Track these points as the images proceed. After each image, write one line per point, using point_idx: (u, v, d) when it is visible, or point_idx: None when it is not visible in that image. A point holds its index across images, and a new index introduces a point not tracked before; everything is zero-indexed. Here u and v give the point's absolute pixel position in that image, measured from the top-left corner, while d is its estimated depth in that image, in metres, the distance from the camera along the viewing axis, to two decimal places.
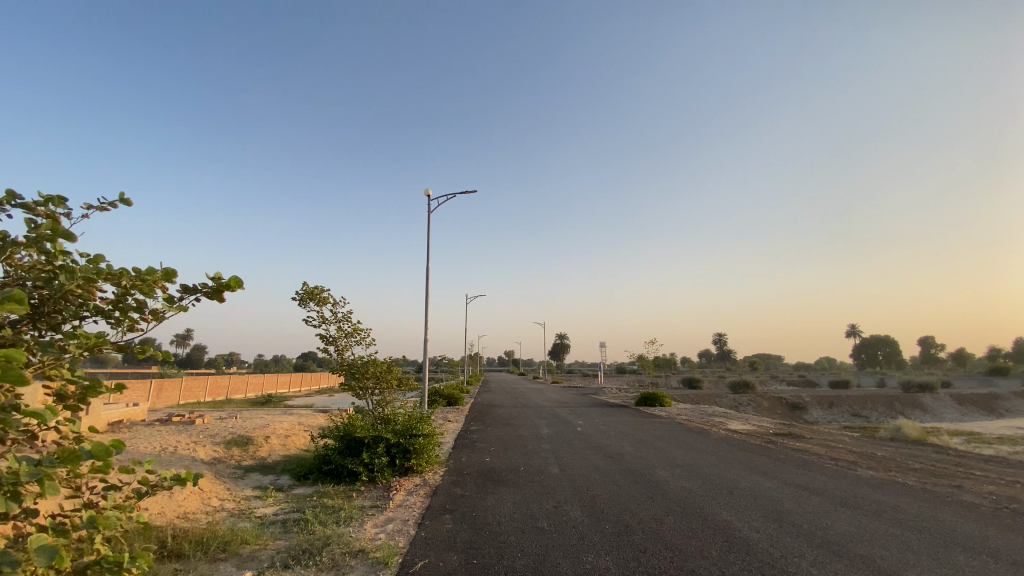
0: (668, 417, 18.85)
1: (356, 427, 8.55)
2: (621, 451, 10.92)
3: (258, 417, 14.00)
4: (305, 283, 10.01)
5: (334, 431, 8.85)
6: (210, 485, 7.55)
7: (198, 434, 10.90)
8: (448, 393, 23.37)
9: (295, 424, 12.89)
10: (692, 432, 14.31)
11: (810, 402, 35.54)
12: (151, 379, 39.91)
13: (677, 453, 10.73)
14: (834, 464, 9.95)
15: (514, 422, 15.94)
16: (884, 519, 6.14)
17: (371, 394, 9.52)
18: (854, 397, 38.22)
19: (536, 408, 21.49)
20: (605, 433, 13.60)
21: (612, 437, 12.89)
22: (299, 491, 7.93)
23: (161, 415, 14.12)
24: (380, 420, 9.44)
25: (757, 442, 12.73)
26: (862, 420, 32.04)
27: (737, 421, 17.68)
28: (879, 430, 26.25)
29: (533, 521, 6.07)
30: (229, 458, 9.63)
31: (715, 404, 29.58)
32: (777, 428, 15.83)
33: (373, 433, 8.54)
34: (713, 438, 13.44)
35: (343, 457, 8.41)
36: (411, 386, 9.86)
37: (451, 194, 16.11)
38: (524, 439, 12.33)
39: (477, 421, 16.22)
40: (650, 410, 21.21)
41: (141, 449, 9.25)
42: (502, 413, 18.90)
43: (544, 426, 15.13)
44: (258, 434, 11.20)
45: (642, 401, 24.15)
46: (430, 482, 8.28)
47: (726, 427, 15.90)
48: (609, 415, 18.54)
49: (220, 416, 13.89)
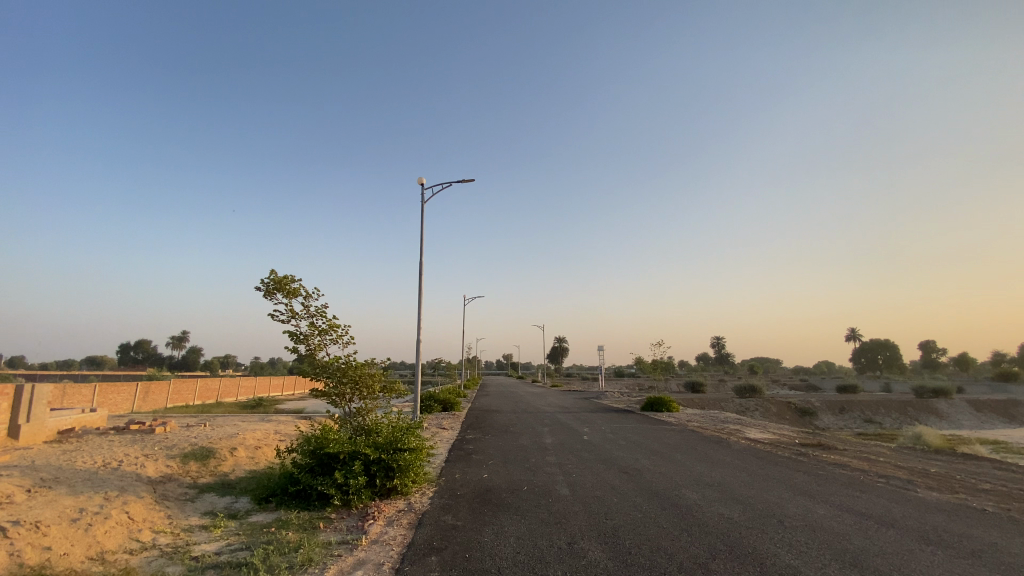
0: (679, 424, 17.56)
1: (329, 440, 7.22)
2: (637, 465, 9.55)
3: (230, 424, 12.61)
4: (273, 273, 8.70)
5: (304, 445, 7.51)
6: (145, 514, 6.17)
7: (152, 446, 9.51)
8: (443, 397, 22.06)
9: (268, 433, 11.50)
10: (712, 442, 12.97)
11: (820, 407, 34.32)
12: (138, 382, 38.72)
13: (703, 468, 9.38)
14: (886, 484, 8.66)
15: (514, 430, 14.61)
16: (993, 567, 4.80)
17: (349, 402, 8.17)
18: (866, 402, 36.99)
19: (536, 414, 20.16)
20: (615, 443, 12.29)
21: (625, 448, 11.54)
22: (256, 518, 6.58)
23: (122, 420, 12.72)
24: (361, 432, 8.07)
25: (786, 454, 11.44)
26: (874, 427, 30.82)
27: (755, 429, 16.41)
28: (896, 438, 25.03)
29: (544, 567, 4.74)
30: (183, 475, 8.26)
31: (724, 409, 28.35)
32: (802, 439, 14.51)
33: (349, 448, 7.21)
34: (736, 449, 12.11)
35: (313, 477, 7.08)
36: (395, 392, 8.50)
37: (448, 184, 16.67)
38: (526, 451, 10.99)
39: (474, 429, 14.89)
40: (659, 416, 19.95)
41: (78, 464, 7.88)
42: (500, 419, 17.60)
43: (547, 434, 13.78)
44: (223, 445, 9.81)
45: (648, 407, 22.86)
46: (416, 507, 6.94)
47: (745, 436, 14.60)
48: (616, 422, 17.24)
49: (188, 423, 12.50)
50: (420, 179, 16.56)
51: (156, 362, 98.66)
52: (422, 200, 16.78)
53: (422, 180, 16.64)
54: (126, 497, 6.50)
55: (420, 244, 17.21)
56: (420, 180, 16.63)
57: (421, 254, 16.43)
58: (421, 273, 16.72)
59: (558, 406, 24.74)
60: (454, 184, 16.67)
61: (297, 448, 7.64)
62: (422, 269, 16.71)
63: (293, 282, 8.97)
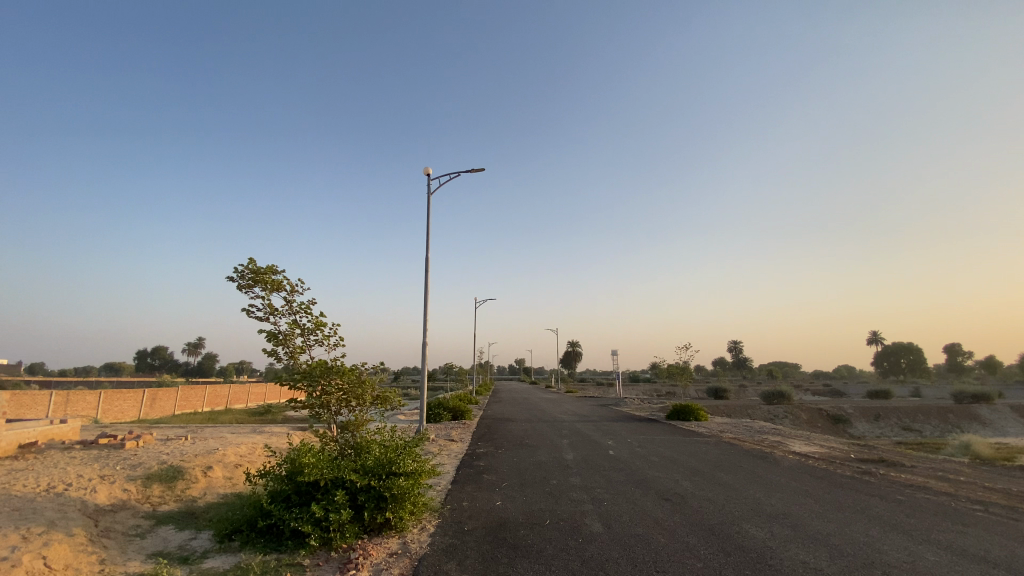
0: (712, 435, 16.00)
1: (308, 464, 5.92)
2: (679, 490, 8.04)
3: (215, 437, 11.34)
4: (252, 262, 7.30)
5: (280, 469, 6.20)
6: (66, 561, 4.80)
7: (115, 465, 8.26)
8: (453, 404, 20.72)
9: (254, 447, 10.21)
10: (757, 458, 11.38)
11: (853, 414, 32.40)
12: (145, 388, 37.99)
13: (757, 494, 7.87)
14: (986, 514, 7.11)
15: (530, 443, 13.21)
16: None
17: (335, 417, 6.82)
18: (902, 408, 34.90)
19: (553, 423, 18.72)
20: (646, 460, 10.83)
21: (659, 466, 10.01)
22: (212, 562, 5.25)
23: (96, 432, 11.51)
24: (349, 453, 6.74)
25: (846, 473, 9.88)
26: (913, 436, 28.89)
27: (798, 441, 14.81)
28: (943, 448, 23.16)
29: None
30: (141, 503, 6.97)
31: (753, 417, 26.67)
32: (854, 452, 12.91)
33: (331, 474, 5.91)
34: (786, 466, 10.55)
35: (287, 509, 5.76)
36: (391, 403, 7.15)
37: (456, 173, 15.53)
38: (545, 470, 9.56)
39: (486, 442, 13.51)
40: (687, 426, 18.41)
41: (15, 489, 6.63)
42: (515, 429, 16.21)
43: (567, 448, 12.34)
44: (197, 463, 8.53)
45: (673, 415, 21.31)
46: (412, 549, 5.56)
47: (789, 450, 13.05)
48: (641, 433, 15.77)
49: (168, 435, 11.27)
50: (426, 170, 15.29)
51: (171, 368, 99.12)
52: (429, 192, 15.60)
53: (428, 170, 15.37)
54: (50, 536, 5.16)
55: (426, 241, 15.89)
56: (426, 171, 15.36)
57: (427, 250, 15.18)
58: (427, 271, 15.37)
59: (575, 414, 23.24)
60: (463, 175, 15.42)
61: (268, 471, 6.28)
62: (427, 267, 15.37)
63: (275, 274, 7.55)
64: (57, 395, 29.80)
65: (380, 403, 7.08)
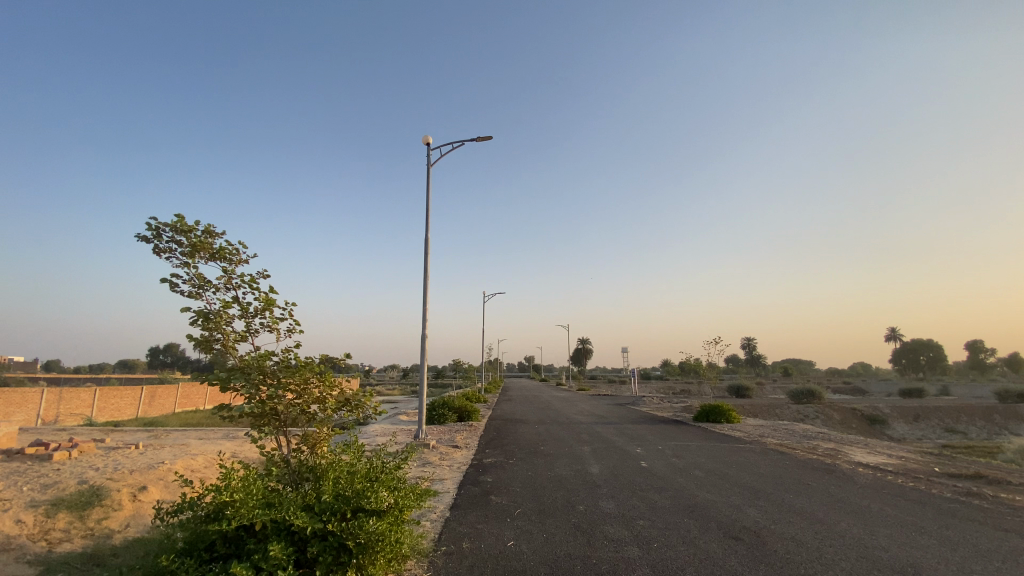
0: (753, 440, 14.10)
1: (237, 499, 4.09)
2: (748, 523, 6.14)
3: (173, 445, 9.58)
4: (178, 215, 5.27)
5: (198, 506, 4.34)
6: None
7: (22, 485, 6.50)
8: (458, 404, 18.92)
9: (213, 459, 8.44)
10: (824, 474, 9.40)
11: (889, 414, 30.17)
12: (143, 386, 36.63)
13: (853, 531, 5.96)
14: None
15: (546, 450, 11.39)
16: None
17: (285, 430, 4.89)
18: (941, 408, 32.64)
19: (569, 425, 16.90)
20: (688, 475, 8.97)
21: (709, 485, 8.08)
22: None
23: (35, 438, 9.81)
24: (305, 480, 4.84)
25: (946, 496, 7.93)
26: (959, 438, 26.62)
27: (856, 448, 12.87)
28: (999, 452, 21.02)
29: None
30: (32, 543, 5.16)
31: (784, 418, 24.65)
32: (930, 464, 10.96)
33: (269, 514, 4.06)
34: (866, 487, 8.56)
35: (201, 568, 3.92)
36: (364, 412, 5.22)
37: (459, 141, 13.67)
38: (569, 489, 7.72)
39: (495, 448, 11.71)
40: (719, 429, 16.51)
41: None
42: (528, 433, 14.42)
43: (591, 458, 10.46)
44: (129, 482, 6.75)
45: (701, 416, 19.41)
46: None
47: (852, 460, 11.12)
48: (672, 437, 13.94)
49: (118, 443, 9.53)
50: (425, 138, 13.30)
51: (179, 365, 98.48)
52: (428, 163, 13.70)
53: (428, 138, 13.43)
54: None
55: (425, 219, 13.90)
56: (425, 139, 13.36)
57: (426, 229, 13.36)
58: (427, 254, 13.42)
59: (592, 414, 21.30)
60: (468, 142, 13.54)
61: (176, 503, 4.33)
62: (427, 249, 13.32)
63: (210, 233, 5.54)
64: (49, 393, 28.51)
65: (351, 409, 5.09)
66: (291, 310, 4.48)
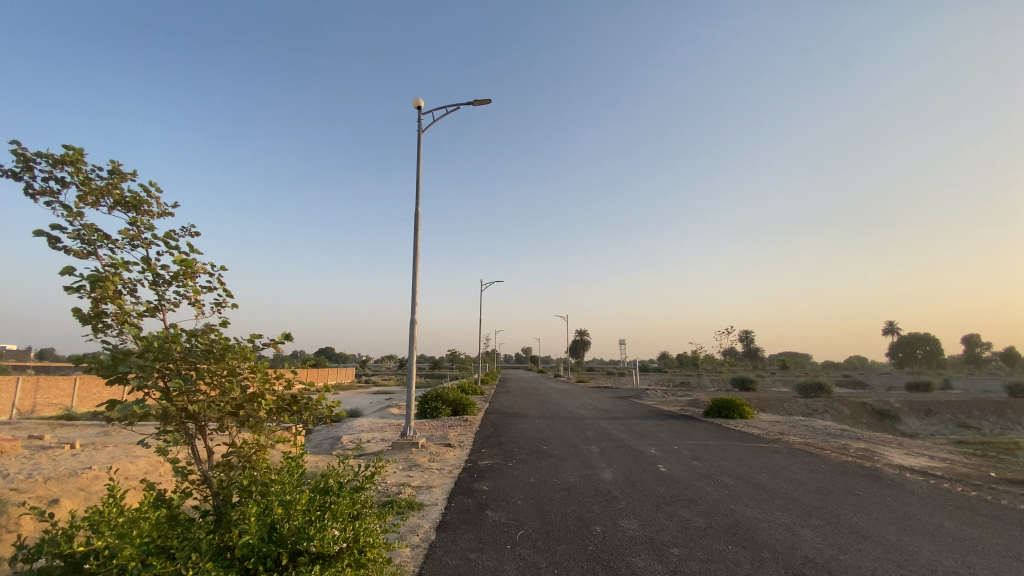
0: (773, 438, 12.93)
1: (119, 546, 2.78)
2: (810, 552, 4.89)
3: (116, 446, 8.26)
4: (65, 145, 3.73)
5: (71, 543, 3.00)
6: None
7: None
8: (452, 396, 17.68)
9: (156, 464, 7.12)
10: (871, 481, 8.16)
11: (900, 409, 29.10)
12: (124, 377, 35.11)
13: (946, 564, 4.72)
14: None
15: (548, 450, 10.13)
16: None
17: (205, 440, 3.52)
18: (953, 402, 31.61)
19: (571, 419, 15.68)
20: (715, 482, 7.74)
21: (745, 497, 6.82)
22: None
23: None
24: (233, 506, 3.49)
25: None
26: (973, 434, 25.65)
27: (889, 448, 11.71)
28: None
29: None
30: None
31: (795, 413, 23.58)
32: (980, 467, 9.78)
33: (165, 568, 2.75)
34: (925, 498, 7.33)
35: None
36: (318, 413, 3.84)
37: (453, 105, 12.34)
38: (581, 502, 6.45)
39: (491, 448, 10.46)
40: (734, 425, 15.33)
41: None
42: (528, 429, 13.20)
43: (600, 460, 9.19)
44: (36, 497, 5.42)
45: (711, 410, 18.24)
46: None
47: (892, 463, 9.91)
48: (685, 435, 12.74)
49: (52, 445, 8.20)
50: (415, 101, 11.87)
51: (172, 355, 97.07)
52: (419, 129, 12.28)
53: (417, 101, 12.02)
54: None
55: (415, 193, 12.49)
56: (415, 102, 11.90)
57: (415, 205, 12.00)
58: (417, 232, 12.00)
59: (595, 408, 20.10)
60: (461, 106, 12.14)
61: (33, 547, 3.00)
62: (417, 226, 11.89)
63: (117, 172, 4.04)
64: (25, 382, 27.26)
65: (296, 410, 3.73)
66: (222, 275, 3.36)
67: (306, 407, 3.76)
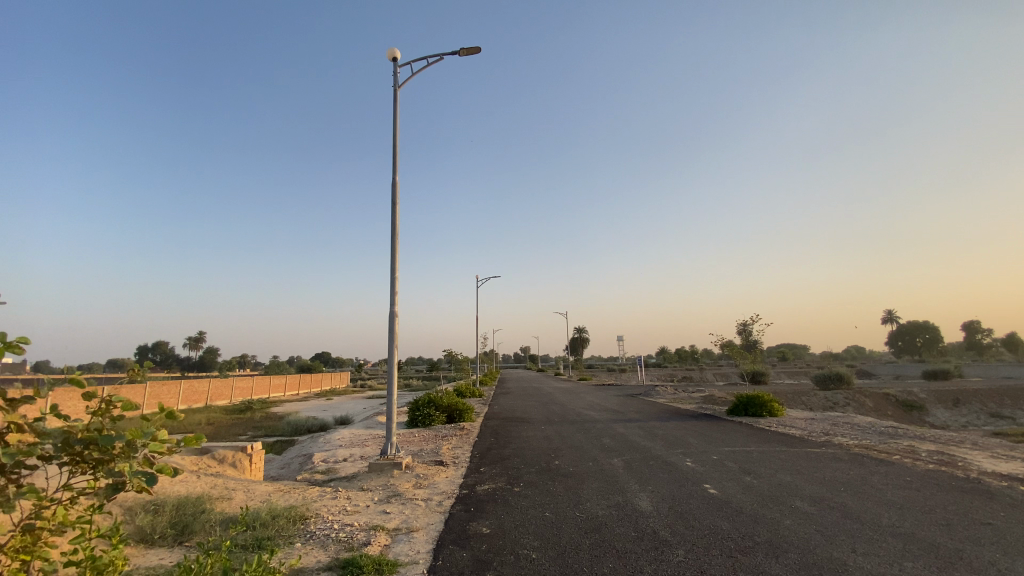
0: (820, 440, 11.09)
1: None
2: None
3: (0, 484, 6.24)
4: None
5: None
6: None
7: None
8: (447, 400, 15.73)
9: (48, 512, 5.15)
10: (986, 500, 6.29)
11: (926, 399, 27.33)
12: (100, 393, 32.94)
13: None
14: None
15: (562, 467, 8.17)
16: None
17: None
18: (980, 390, 29.83)
19: (581, 424, 13.77)
20: (788, 509, 5.84)
21: (845, 536, 4.92)
22: None
23: None
24: None
25: None
26: (1007, 424, 23.92)
27: (963, 449, 9.87)
28: None
29: None
30: None
31: (819, 408, 21.84)
32: None
33: None
34: None
35: None
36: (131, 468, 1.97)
37: (437, 55, 10.44)
38: (621, 553, 4.54)
39: (490, 465, 8.51)
40: (767, 425, 13.43)
41: None
42: (534, 438, 11.27)
43: (629, 480, 7.24)
44: None
45: (735, 408, 16.34)
46: None
47: (987, 471, 8.01)
48: (719, 440, 10.87)
49: None
50: (390, 52, 9.93)
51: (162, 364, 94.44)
52: (395, 86, 10.33)
53: (393, 53, 10.06)
54: None
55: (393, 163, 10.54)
56: (390, 53, 9.98)
57: (393, 175, 10.04)
58: (396, 206, 10.06)
59: (605, 409, 18.20)
60: (445, 56, 10.18)
61: None
62: (396, 200, 9.95)
63: None
64: None
65: (87, 466, 1.94)
66: None
67: (106, 459, 1.95)
